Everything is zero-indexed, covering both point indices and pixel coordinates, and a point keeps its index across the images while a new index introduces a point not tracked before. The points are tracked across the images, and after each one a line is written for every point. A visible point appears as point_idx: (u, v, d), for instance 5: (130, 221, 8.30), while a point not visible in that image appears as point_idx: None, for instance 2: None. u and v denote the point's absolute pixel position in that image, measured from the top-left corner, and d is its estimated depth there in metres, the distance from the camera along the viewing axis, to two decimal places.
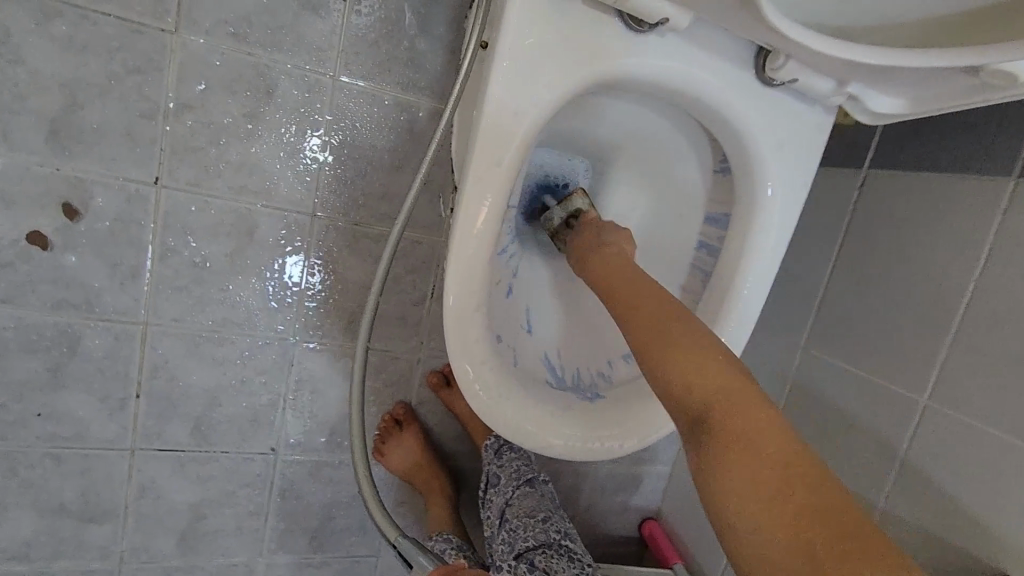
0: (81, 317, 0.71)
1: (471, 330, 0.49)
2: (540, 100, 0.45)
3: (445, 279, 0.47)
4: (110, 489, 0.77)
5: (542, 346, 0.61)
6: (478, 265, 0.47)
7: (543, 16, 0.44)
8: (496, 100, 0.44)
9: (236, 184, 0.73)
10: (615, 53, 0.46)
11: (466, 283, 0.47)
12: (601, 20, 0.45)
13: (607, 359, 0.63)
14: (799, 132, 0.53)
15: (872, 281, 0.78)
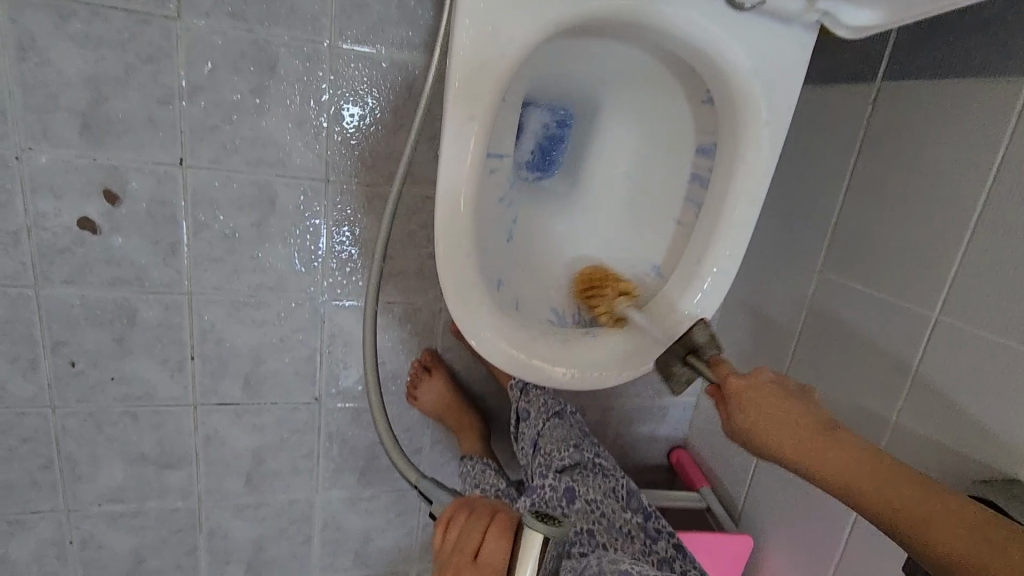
0: (135, 291, 0.79)
1: (464, 274, 0.52)
2: (505, 50, 0.48)
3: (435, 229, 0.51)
4: (181, 439, 0.88)
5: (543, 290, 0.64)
6: (461, 213, 0.50)
7: None
8: (462, 55, 0.47)
9: (253, 158, 0.78)
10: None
11: (453, 231, 0.51)
12: None
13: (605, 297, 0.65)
14: (778, 55, 0.53)
15: (886, 199, 0.75)
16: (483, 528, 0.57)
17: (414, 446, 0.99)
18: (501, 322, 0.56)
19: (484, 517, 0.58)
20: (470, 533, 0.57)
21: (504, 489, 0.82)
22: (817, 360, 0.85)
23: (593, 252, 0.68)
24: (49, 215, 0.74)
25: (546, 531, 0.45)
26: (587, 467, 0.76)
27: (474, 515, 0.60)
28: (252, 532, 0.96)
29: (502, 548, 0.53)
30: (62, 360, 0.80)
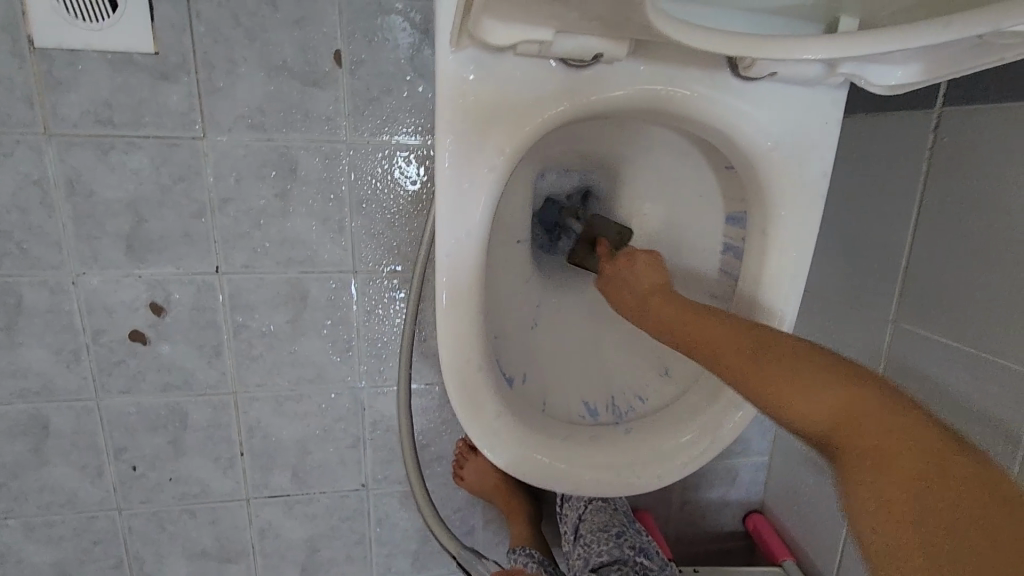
0: (184, 395, 0.82)
1: (475, 386, 0.50)
2: (493, 157, 0.46)
3: (438, 343, 0.49)
4: (238, 533, 0.89)
5: (570, 380, 0.60)
6: (463, 326, 0.48)
7: (478, 82, 0.45)
8: (448, 167, 0.45)
9: (283, 257, 0.79)
10: (564, 95, 0.46)
11: (457, 342, 0.49)
12: (547, 67, 0.45)
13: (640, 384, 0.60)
14: (802, 119, 0.49)
15: (964, 239, 0.66)
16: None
17: (466, 527, 0.95)
18: (522, 432, 0.52)
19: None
20: None
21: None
22: None
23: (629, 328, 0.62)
24: (104, 331, 0.78)
25: None
26: (628, 566, 0.69)
27: None
28: None
29: None
30: (124, 465, 0.84)
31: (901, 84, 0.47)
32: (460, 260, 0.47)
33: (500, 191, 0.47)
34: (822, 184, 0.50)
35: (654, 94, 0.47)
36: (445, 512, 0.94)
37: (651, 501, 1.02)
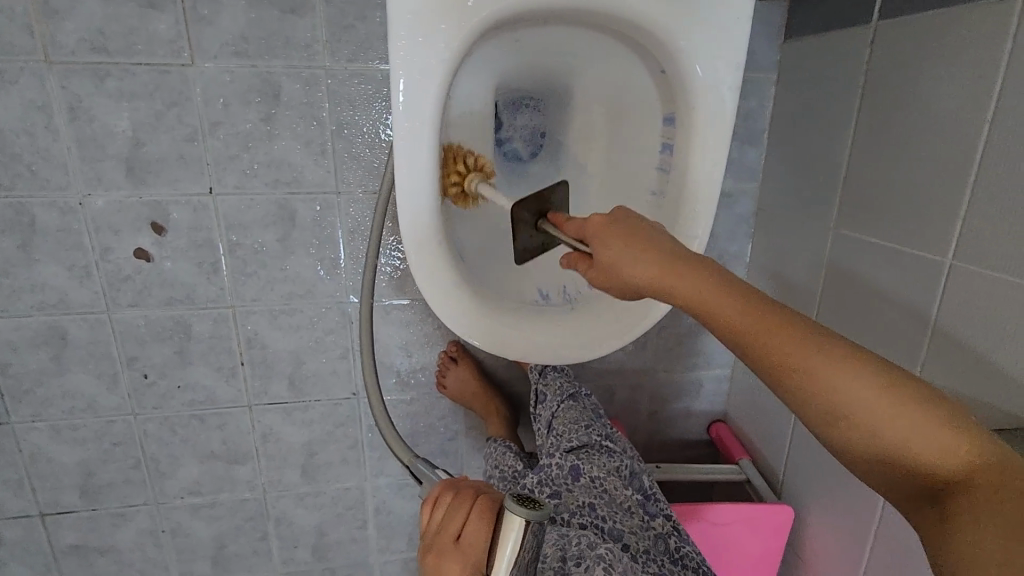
0: (187, 308, 0.90)
1: (432, 261, 0.57)
2: (442, 49, 0.52)
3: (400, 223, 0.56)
4: (243, 437, 0.99)
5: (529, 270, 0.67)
6: (422, 204, 0.55)
7: None
8: (402, 56, 0.52)
9: (272, 179, 0.86)
10: None
11: (413, 220, 0.56)
12: None
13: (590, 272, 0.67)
14: (722, 21, 0.55)
15: (889, 143, 0.72)
16: (466, 513, 0.48)
17: (450, 434, 1.05)
18: (475, 309, 0.60)
19: (472, 500, 0.49)
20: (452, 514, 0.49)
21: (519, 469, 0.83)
22: (838, 320, 0.81)
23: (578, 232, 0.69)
24: (111, 249, 0.86)
25: (529, 516, 0.42)
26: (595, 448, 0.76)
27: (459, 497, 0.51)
28: (314, 518, 1.06)
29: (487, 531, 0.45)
30: (136, 373, 0.92)
31: None
32: (416, 143, 0.54)
33: (447, 85, 0.53)
34: (737, 77, 0.56)
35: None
36: (431, 419, 1.03)
37: (620, 410, 1.10)
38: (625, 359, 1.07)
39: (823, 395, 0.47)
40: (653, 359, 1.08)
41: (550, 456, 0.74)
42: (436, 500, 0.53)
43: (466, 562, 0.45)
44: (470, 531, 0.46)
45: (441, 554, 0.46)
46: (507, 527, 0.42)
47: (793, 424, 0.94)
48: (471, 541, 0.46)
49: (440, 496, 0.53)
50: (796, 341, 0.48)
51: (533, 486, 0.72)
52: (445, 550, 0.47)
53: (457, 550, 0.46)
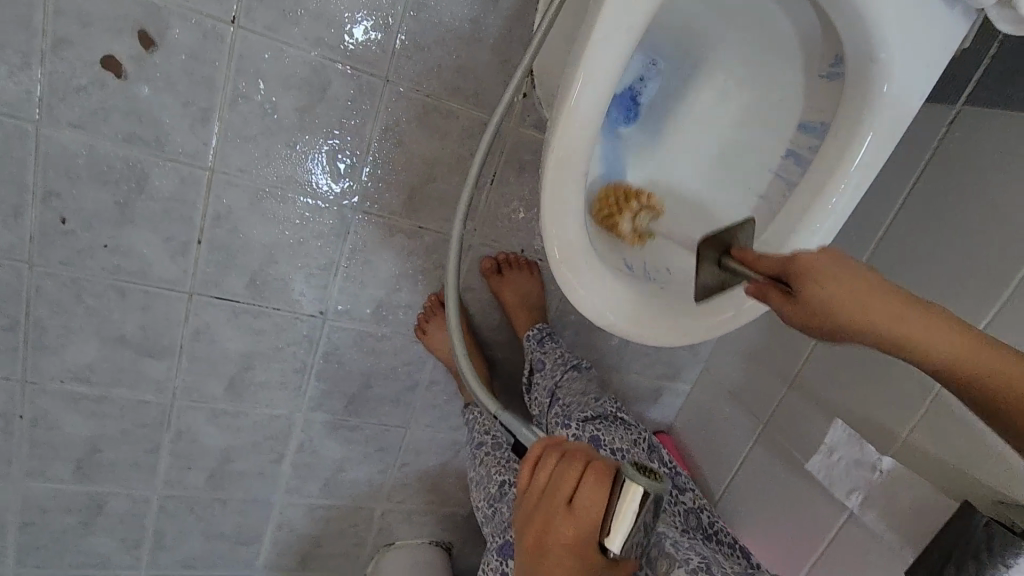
0: (150, 153, 0.71)
1: (570, 182, 0.49)
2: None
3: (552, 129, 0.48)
4: (168, 328, 0.81)
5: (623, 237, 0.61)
6: (585, 116, 0.48)
7: None
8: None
9: (313, 36, 0.70)
10: None
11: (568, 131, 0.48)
12: None
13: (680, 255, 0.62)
14: (922, 42, 0.50)
15: (942, 220, 0.73)
16: (578, 471, 0.46)
17: (410, 383, 0.95)
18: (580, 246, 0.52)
19: (584, 463, 0.47)
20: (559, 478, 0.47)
21: None
22: (832, 370, 0.84)
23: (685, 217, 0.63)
24: (71, 45, 0.64)
25: (648, 486, 0.42)
26: (607, 419, 0.76)
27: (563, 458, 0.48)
28: (223, 441, 0.90)
29: (603, 494, 0.44)
30: (52, 214, 0.71)
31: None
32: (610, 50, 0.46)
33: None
34: (917, 105, 0.52)
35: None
36: (395, 361, 0.92)
37: None
38: (604, 353, 1.04)
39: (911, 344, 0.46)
40: (630, 360, 1.05)
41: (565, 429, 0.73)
42: (537, 461, 0.50)
43: (583, 528, 0.45)
44: (584, 497, 0.45)
45: (553, 517, 0.46)
46: (630, 493, 0.42)
47: (747, 452, 0.97)
48: (588, 509, 0.45)
49: (542, 457, 0.50)
50: (875, 299, 0.46)
51: None
52: (554, 515, 0.46)
53: (571, 514, 0.45)
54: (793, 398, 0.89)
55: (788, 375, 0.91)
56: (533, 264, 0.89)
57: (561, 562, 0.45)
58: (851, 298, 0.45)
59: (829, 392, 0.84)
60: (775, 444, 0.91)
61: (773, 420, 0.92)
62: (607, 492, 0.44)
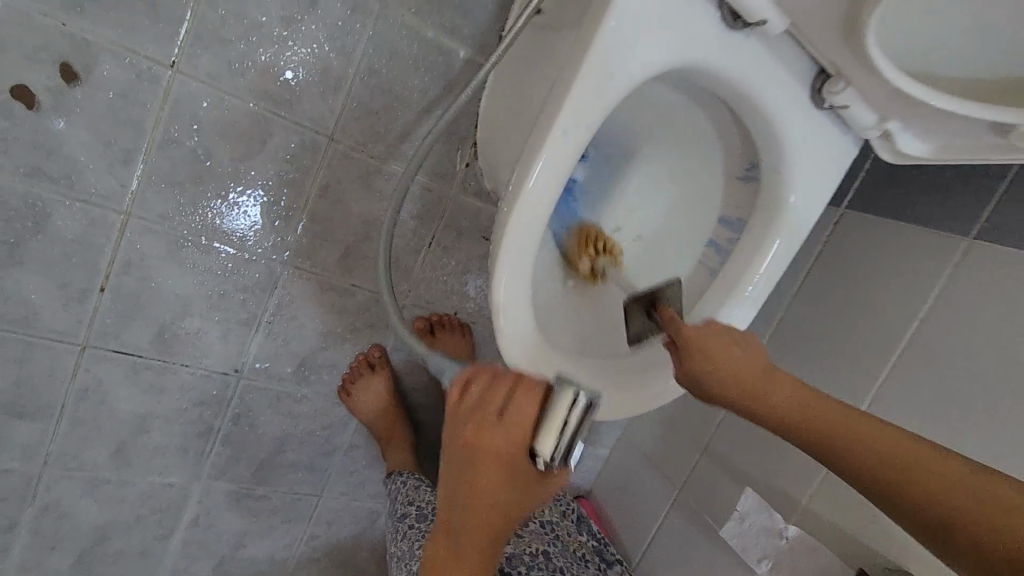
0: (56, 192, 0.64)
1: (521, 266, 0.51)
2: (632, 79, 0.49)
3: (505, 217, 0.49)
4: (50, 384, 0.71)
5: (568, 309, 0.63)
6: (539, 208, 0.49)
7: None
8: (596, 62, 0.47)
9: (258, 89, 0.69)
10: (697, 39, 0.50)
11: (524, 224, 0.49)
12: (703, 21, 0.50)
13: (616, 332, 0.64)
14: (825, 155, 0.58)
15: (830, 308, 0.82)
16: (508, 389, 0.45)
17: (328, 448, 0.89)
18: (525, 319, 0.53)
19: (513, 377, 0.45)
20: (493, 389, 0.45)
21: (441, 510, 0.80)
22: (736, 437, 0.91)
23: (611, 285, 0.67)
24: None
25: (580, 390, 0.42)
26: None
27: (492, 383, 0.46)
28: (100, 516, 0.79)
29: (532, 408, 0.43)
30: None
31: (916, 157, 0.54)
32: (567, 145, 0.48)
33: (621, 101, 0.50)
34: (814, 215, 0.60)
35: (749, 69, 0.53)
36: (313, 425, 0.87)
37: None
38: None
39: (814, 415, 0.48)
40: None
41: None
42: (466, 383, 0.47)
43: (493, 511, 0.43)
44: (503, 413, 0.43)
45: (482, 427, 0.43)
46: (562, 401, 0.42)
47: (662, 518, 0.99)
48: (516, 413, 0.43)
49: (471, 378, 0.47)
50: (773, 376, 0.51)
51: None
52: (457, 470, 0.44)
53: (502, 425, 0.43)
54: (705, 466, 0.94)
55: (701, 442, 0.96)
56: (465, 326, 0.88)
57: (489, 466, 0.43)
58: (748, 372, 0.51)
59: (737, 460, 0.90)
60: (689, 511, 0.95)
61: (687, 487, 0.96)
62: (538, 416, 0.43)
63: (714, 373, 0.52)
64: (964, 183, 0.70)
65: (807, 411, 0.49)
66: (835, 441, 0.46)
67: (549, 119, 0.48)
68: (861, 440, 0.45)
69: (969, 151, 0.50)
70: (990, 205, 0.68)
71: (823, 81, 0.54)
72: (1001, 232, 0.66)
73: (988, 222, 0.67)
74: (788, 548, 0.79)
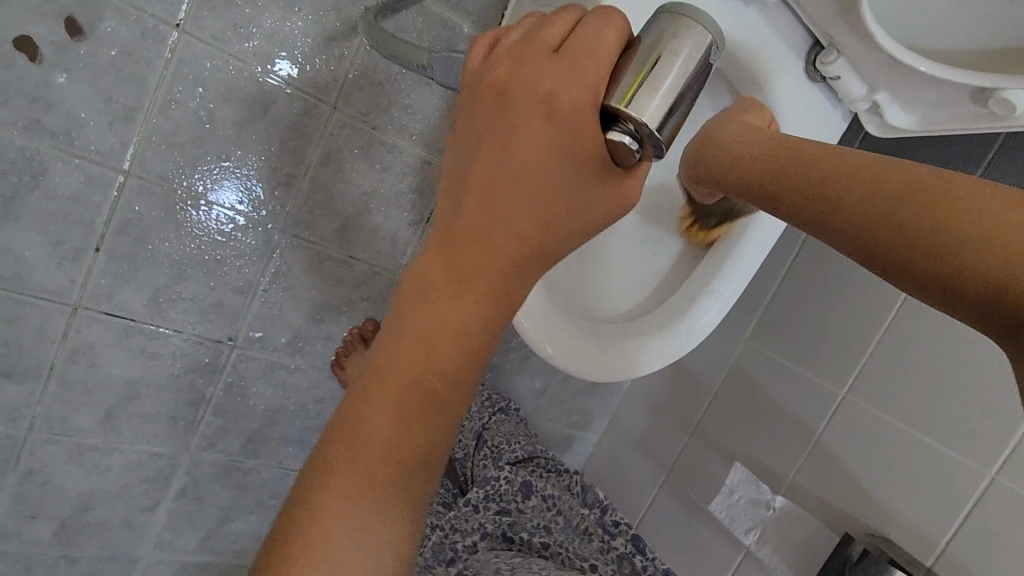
0: (55, 147, 0.64)
1: None
2: None
3: None
4: (39, 345, 0.70)
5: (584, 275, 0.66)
6: None
7: None
8: None
9: (262, 52, 0.69)
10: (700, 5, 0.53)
11: None
12: None
13: (620, 300, 0.68)
14: (818, 127, 0.60)
15: (817, 289, 0.84)
16: (570, 21, 0.37)
17: (320, 422, 0.89)
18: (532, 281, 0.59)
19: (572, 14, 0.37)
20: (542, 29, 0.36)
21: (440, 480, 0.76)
22: (726, 418, 0.92)
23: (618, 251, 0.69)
24: None
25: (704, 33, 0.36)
26: (539, 462, 0.78)
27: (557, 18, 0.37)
28: (85, 484, 0.78)
29: (610, 32, 0.35)
30: None
31: (902, 129, 0.57)
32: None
33: None
34: None
35: (747, 38, 0.55)
36: (305, 398, 0.86)
37: None
38: (521, 399, 1.05)
39: (840, 187, 0.36)
40: (543, 407, 1.07)
41: (499, 468, 0.73)
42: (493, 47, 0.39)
43: (538, 183, 0.37)
44: (583, 31, 0.35)
45: (529, 59, 0.36)
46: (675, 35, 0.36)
47: (651, 499, 1.01)
48: (579, 43, 0.35)
49: (507, 39, 0.38)
50: (790, 154, 0.40)
51: (479, 498, 0.70)
52: (515, 129, 0.37)
53: (558, 58, 0.35)
54: (694, 446, 0.96)
55: (689, 423, 0.98)
56: None
57: (529, 113, 0.36)
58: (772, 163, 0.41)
59: (726, 440, 0.91)
60: (677, 491, 0.96)
61: (676, 468, 0.98)
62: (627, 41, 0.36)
63: (737, 166, 0.43)
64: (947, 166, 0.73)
65: (847, 160, 0.36)
66: (834, 178, 0.36)
67: None
68: (877, 194, 0.33)
69: (952, 122, 0.53)
70: None
71: (817, 53, 0.57)
72: None
73: None
74: (775, 519, 0.81)
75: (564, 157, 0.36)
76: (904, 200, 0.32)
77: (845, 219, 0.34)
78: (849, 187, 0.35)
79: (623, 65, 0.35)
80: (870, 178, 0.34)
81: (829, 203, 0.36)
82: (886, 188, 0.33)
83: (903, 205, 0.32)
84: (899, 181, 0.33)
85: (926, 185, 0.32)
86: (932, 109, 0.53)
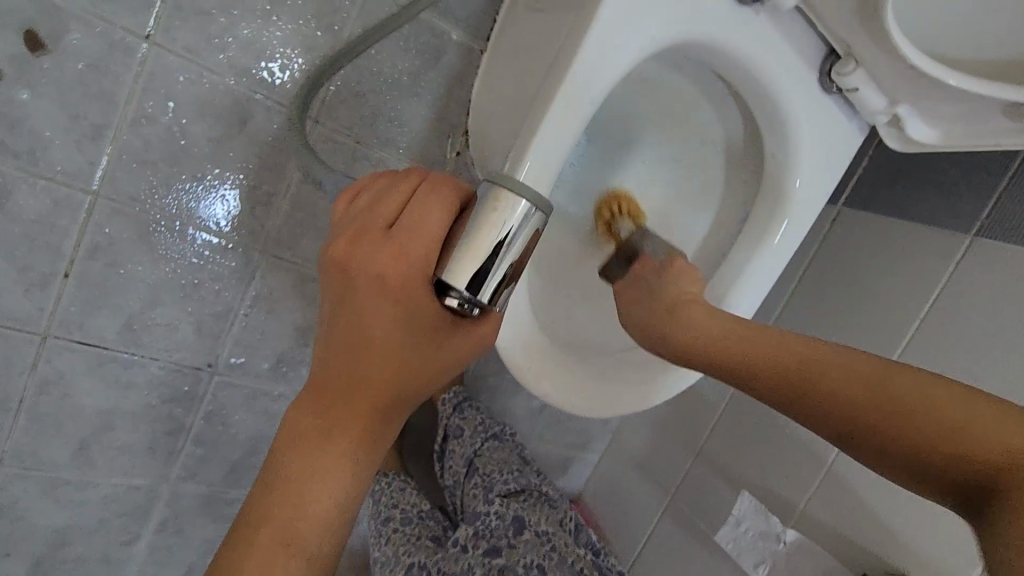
0: (17, 169, 0.60)
1: None
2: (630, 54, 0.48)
3: None
4: (6, 377, 0.66)
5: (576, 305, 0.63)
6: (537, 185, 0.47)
7: None
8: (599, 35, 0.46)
9: (238, 65, 0.65)
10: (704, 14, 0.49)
11: None
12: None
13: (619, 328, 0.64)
14: (833, 141, 0.56)
15: (828, 308, 0.79)
16: (407, 192, 0.38)
17: None
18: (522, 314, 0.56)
19: (415, 180, 0.39)
20: (383, 198, 0.38)
21: (430, 513, 0.74)
22: (732, 441, 0.88)
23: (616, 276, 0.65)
24: None
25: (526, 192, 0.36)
26: (532, 493, 0.73)
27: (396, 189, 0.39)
28: (58, 520, 0.74)
29: (439, 211, 0.37)
30: None
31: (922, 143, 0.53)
32: (568, 120, 0.47)
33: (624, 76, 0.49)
34: (821, 201, 0.58)
35: (756, 49, 0.51)
36: None
37: None
38: (518, 419, 1.01)
39: (841, 387, 0.38)
40: (540, 428, 1.03)
41: (489, 503, 0.69)
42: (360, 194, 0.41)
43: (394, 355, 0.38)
44: (413, 211, 0.37)
45: (365, 235, 0.37)
46: (488, 211, 0.36)
47: (653, 524, 0.96)
48: (411, 223, 0.37)
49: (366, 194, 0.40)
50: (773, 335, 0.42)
51: (469, 538, 0.67)
52: (359, 301, 0.37)
53: (390, 236, 0.37)
54: (698, 469, 0.92)
55: (694, 445, 0.93)
56: None
57: (371, 291, 0.37)
58: (753, 344, 0.42)
59: (732, 464, 0.87)
60: (681, 516, 0.92)
61: (680, 492, 0.94)
62: (454, 210, 0.37)
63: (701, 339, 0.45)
64: (966, 179, 0.68)
65: (811, 347, 0.40)
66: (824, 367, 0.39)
67: (549, 92, 0.46)
68: (867, 395, 0.37)
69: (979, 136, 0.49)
70: (991, 201, 0.66)
71: (832, 63, 0.53)
72: (1005, 228, 0.65)
73: (988, 219, 0.66)
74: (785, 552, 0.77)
75: (412, 324, 0.37)
76: (899, 414, 0.35)
77: (849, 423, 0.37)
78: (850, 393, 0.37)
79: (455, 231, 0.36)
80: (860, 377, 0.37)
81: (829, 400, 0.38)
82: (867, 388, 0.37)
83: (897, 406, 0.36)
84: (884, 378, 0.37)
85: (863, 369, 0.38)
86: (958, 121, 0.49)
